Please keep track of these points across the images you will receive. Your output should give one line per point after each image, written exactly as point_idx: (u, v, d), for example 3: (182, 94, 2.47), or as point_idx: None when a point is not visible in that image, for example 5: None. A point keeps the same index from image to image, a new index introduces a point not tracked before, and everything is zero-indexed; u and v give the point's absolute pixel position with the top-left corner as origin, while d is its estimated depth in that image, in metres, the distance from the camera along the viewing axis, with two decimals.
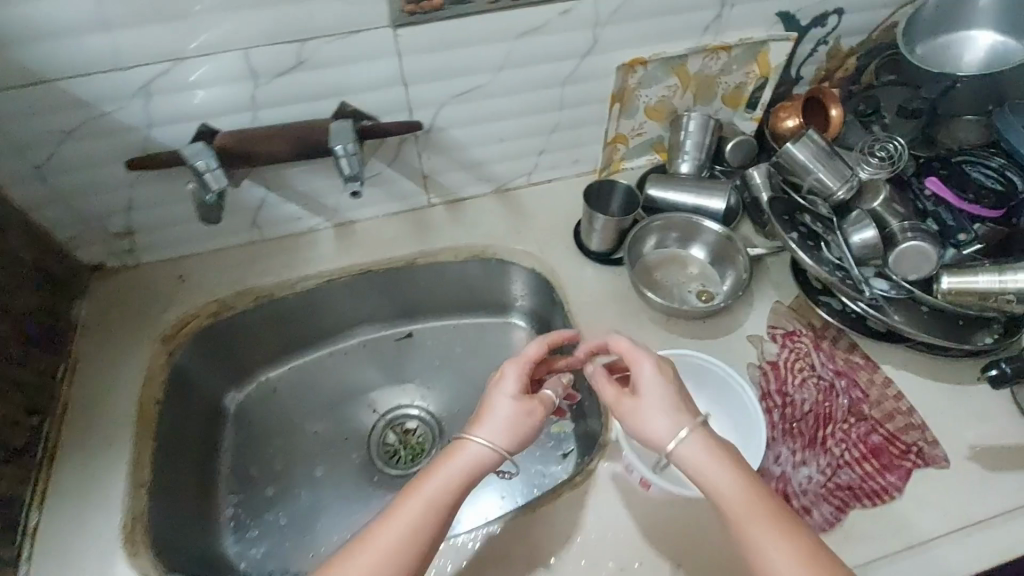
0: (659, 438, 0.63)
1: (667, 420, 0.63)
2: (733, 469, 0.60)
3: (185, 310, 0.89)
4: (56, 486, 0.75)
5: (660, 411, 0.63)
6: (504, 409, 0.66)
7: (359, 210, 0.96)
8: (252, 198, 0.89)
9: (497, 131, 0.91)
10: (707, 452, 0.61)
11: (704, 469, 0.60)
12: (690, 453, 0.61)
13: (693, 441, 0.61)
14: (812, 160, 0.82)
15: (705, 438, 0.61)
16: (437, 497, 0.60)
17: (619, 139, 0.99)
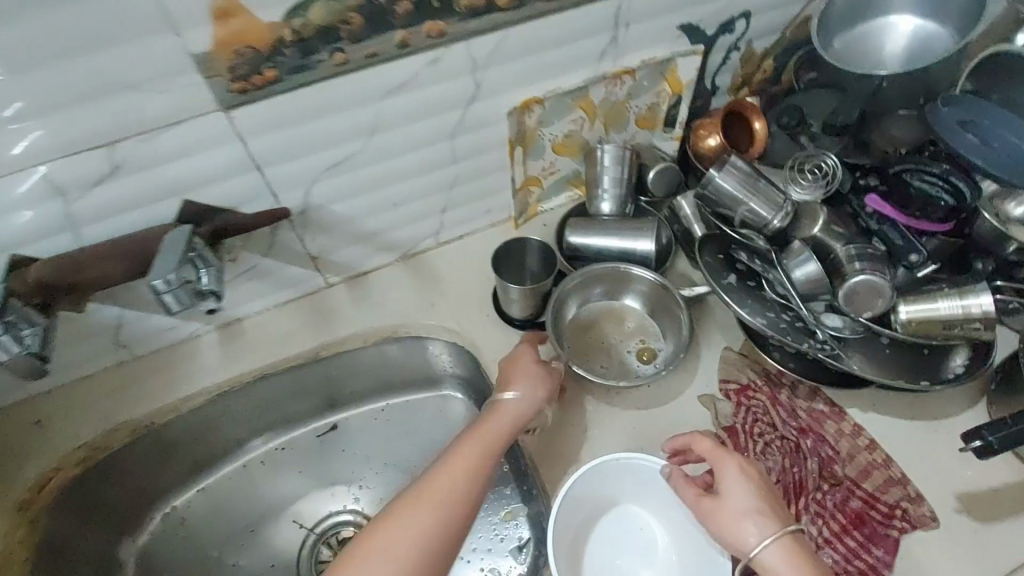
0: (741, 544, 0.55)
1: (755, 525, 0.55)
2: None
3: (47, 464, 0.76)
4: None
5: (752, 515, 0.56)
6: (527, 374, 0.70)
7: (245, 306, 0.83)
8: (107, 320, 0.75)
9: (388, 197, 0.80)
10: (789, 564, 0.53)
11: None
12: (774, 562, 0.53)
13: (777, 549, 0.54)
14: (739, 189, 0.73)
15: (793, 544, 0.54)
16: (478, 463, 0.62)
17: (531, 182, 0.88)
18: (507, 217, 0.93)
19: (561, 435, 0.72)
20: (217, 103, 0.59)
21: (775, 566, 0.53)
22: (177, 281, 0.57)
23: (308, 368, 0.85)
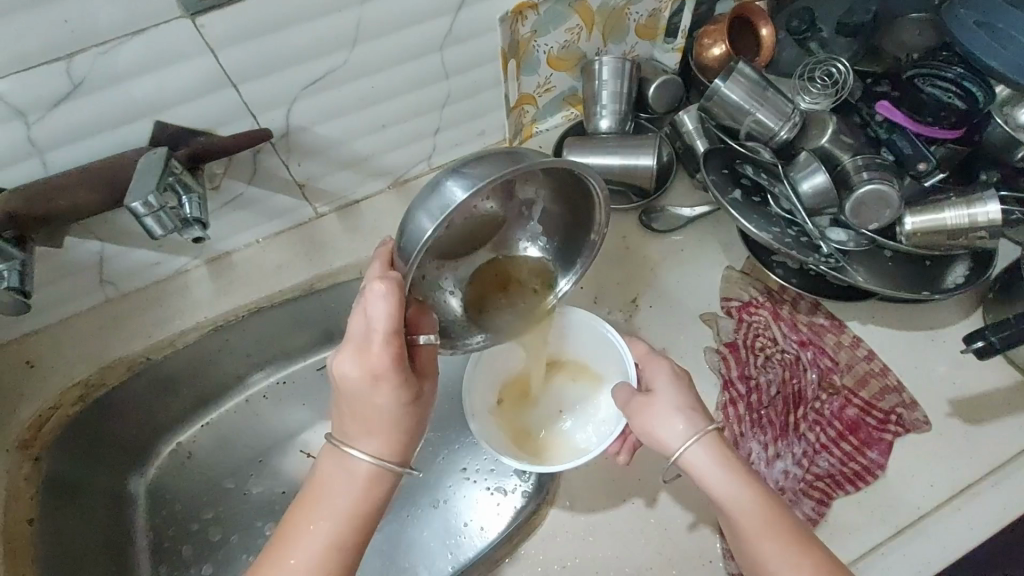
0: (666, 444, 0.58)
1: (680, 424, 0.58)
2: (743, 476, 0.55)
3: (41, 402, 0.73)
4: None
5: (672, 418, 0.58)
6: (384, 411, 0.54)
7: (231, 238, 0.79)
8: (87, 255, 0.71)
9: (376, 119, 0.75)
10: (712, 456, 0.56)
11: (707, 471, 0.56)
12: (695, 456, 0.56)
13: (699, 446, 0.56)
14: (747, 100, 0.69)
15: (713, 441, 0.56)
16: (336, 536, 0.53)
17: (525, 101, 0.84)
18: (501, 139, 0.89)
19: None
20: (181, 9, 0.53)
21: (698, 462, 0.56)
22: (161, 203, 0.54)
23: (303, 300, 0.83)
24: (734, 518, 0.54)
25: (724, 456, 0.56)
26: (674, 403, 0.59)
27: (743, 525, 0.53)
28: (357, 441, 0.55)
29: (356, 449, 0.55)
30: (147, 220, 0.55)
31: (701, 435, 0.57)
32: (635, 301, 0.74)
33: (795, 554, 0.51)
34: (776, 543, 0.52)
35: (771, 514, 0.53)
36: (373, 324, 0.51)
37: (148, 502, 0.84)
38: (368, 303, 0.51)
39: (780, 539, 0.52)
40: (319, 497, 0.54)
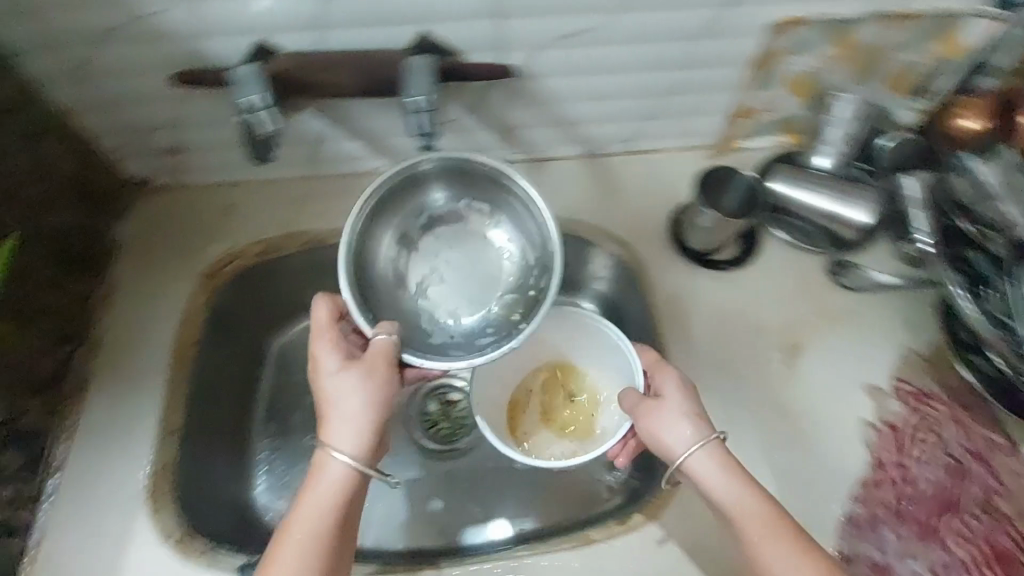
0: (671, 448, 0.60)
1: (689, 428, 0.60)
2: (747, 483, 0.58)
3: (225, 244, 0.79)
4: (86, 424, 0.67)
5: (676, 420, 0.61)
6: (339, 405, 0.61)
7: (427, 156, 0.83)
8: (309, 131, 0.77)
9: (602, 87, 0.76)
10: (720, 461, 0.59)
11: (713, 478, 0.58)
12: (700, 461, 0.59)
13: (703, 453, 0.59)
14: (998, 186, 0.66)
15: (712, 446, 0.59)
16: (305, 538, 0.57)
17: (743, 113, 0.82)
18: (702, 145, 0.87)
19: (710, 375, 0.71)
20: None
21: (699, 467, 0.59)
22: (426, 109, 0.62)
23: None
24: (735, 520, 0.57)
25: (728, 465, 0.59)
26: (654, 405, 0.62)
27: (743, 525, 0.56)
28: (341, 445, 0.60)
29: (337, 451, 0.60)
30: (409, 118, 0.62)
31: (706, 441, 0.59)
32: (798, 347, 0.72)
33: (802, 563, 0.53)
34: (777, 550, 0.53)
35: (769, 518, 0.55)
36: (320, 323, 0.64)
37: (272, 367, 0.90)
38: (323, 359, 0.63)
39: (773, 543, 0.54)
40: (308, 487, 0.60)
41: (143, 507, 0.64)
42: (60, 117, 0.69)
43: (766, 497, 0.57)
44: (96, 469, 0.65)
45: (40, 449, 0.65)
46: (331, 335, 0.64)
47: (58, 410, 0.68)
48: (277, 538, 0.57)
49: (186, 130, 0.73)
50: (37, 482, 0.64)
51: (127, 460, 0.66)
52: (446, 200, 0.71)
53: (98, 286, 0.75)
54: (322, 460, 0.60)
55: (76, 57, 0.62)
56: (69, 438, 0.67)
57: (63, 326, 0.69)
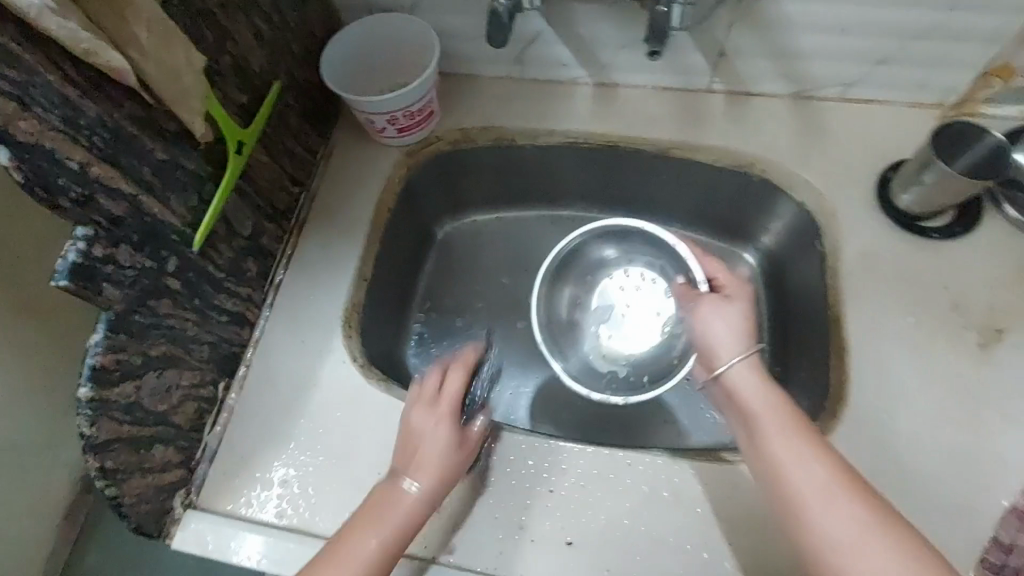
0: (717, 358, 0.60)
1: (732, 334, 0.60)
2: (822, 453, 0.52)
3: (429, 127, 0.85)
4: (300, 255, 0.78)
5: (729, 326, 0.61)
6: (429, 454, 0.60)
7: (629, 73, 0.83)
8: (528, 29, 0.79)
9: (844, 20, 0.70)
10: (760, 379, 0.58)
11: (746, 388, 0.57)
12: (744, 375, 0.58)
13: (744, 365, 0.58)
14: None
15: (759, 366, 0.58)
16: (358, 558, 0.55)
17: (1003, 73, 0.72)
18: (934, 104, 0.78)
19: (890, 341, 0.66)
20: None
21: (727, 305, 0.62)
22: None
23: (654, 159, 0.86)
24: (798, 493, 0.51)
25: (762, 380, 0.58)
26: (714, 338, 0.61)
27: (797, 498, 0.51)
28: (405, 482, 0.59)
29: (409, 483, 0.59)
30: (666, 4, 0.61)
31: (747, 355, 0.59)
32: (1000, 333, 0.65)
33: (862, 529, 0.48)
34: (861, 532, 0.48)
35: (864, 493, 0.50)
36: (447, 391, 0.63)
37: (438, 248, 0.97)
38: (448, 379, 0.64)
39: (870, 536, 0.47)
40: (378, 515, 0.57)
41: (340, 329, 0.73)
42: None
43: (810, 434, 0.53)
44: (308, 292, 0.75)
45: (266, 269, 0.75)
46: (448, 415, 0.62)
47: (283, 239, 0.78)
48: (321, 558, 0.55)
49: (420, 13, 0.79)
50: (262, 294, 0.75)
51: (333, 292, 0.76)
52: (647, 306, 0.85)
53: (321, 145, 0.84)
54: (384, 488, 0.59)
55: None
56: (288, 264, 0.77)
57: (295, 170, 0.79)
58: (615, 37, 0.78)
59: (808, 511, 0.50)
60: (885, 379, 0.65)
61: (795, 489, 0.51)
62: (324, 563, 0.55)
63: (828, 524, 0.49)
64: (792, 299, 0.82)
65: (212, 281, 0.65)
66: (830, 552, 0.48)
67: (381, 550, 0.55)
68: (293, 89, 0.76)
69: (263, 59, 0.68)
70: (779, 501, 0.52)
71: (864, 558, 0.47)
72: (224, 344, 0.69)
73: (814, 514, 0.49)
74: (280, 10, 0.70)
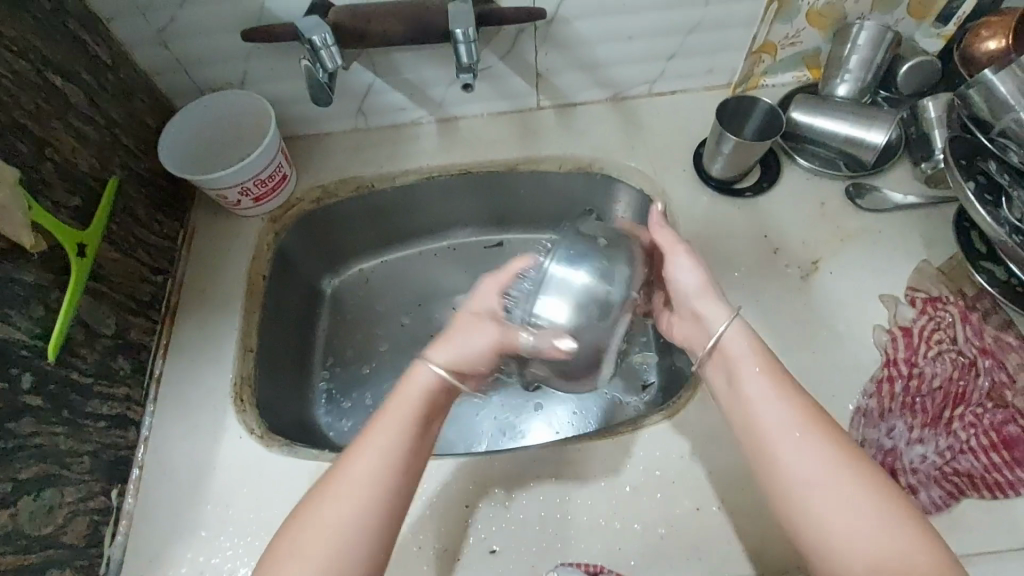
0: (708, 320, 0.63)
1: (715, 303, 0.64)
2: (794, 402, 0.56)
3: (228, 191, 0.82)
4: (176, 342, 0.77)
5: (696, 278, 0.65)
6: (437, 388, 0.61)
7: (464, 105, 0.90)
8: (360, 82, 0.85)
9: (628, 28, 0.81)
10: (749, 344, 0.60)
11: (738, 351, 0.60)
12: (737, 341, 0.60)
13: (734, 329, 0.61)
14: (1016, 95, 0.69)
15: (751, 333, 0.61)
16: (358, 481, 0.55)
17: (766, 49, 0.85)
18: (725, 84, 0.91)
19: (735, 291, 0.75)
20: None
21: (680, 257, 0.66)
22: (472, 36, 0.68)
23: (508, 176, 0.92)
24: (768, 436, 0.55)
25: (755, 345, 0.60)
26: (693, 288, 0.65)
27: (770, 439, 0.55)
28: (433, 357, 0.61)
29: (432, 364, 0.61)
30: (454, 46, 0.69)
31: (733, 320, 0.62)
32: (816, 264, 0.76)
33: (832, 466, 0.53)
34: (829, 470, 0.53)
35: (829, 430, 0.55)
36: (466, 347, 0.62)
37: (329, 304, 0.98)
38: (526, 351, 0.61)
39: (836, 472, 0.52)
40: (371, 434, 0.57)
41: (231, 405, 0.73)
42: (143, 78, 0.79)
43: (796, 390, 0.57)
44: (192, 375, 0.75)
45: (142, 363, 0.74)
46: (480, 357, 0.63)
47: (155, 330, 0.77)
48: (321, 485, 0.56)
49: (252, 86, 0.83)
50: (143, 389, 0.74)
51: (218, 368, 0.75)
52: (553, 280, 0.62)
53: (180, 229, 0.84)
54: (412, 372, 0.61)
55: (159, 19, 0.73)
56: (165, 353, 0.76)
57: (155, 260, 0.79)
58: (441, 77, 0.85)
59: (767, 455, 0.55)
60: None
61: (764, 430, 0.56)
62: (347, 456, 0.56)
63: (801, 467, 0.53)
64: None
65: (78, 389, 0.65)
66: (798, 487, 0.53)
67: (391, 464, 0.56)
68: (134, 182, 0.77)
69: (92, 159, 0.70)
70: (749, 442, 0.57)
71: (818, 493, 0.52)
72: (107, 450, 0.68)
73: (782, 453, 0.54)
74: (101, 108, 0.71)
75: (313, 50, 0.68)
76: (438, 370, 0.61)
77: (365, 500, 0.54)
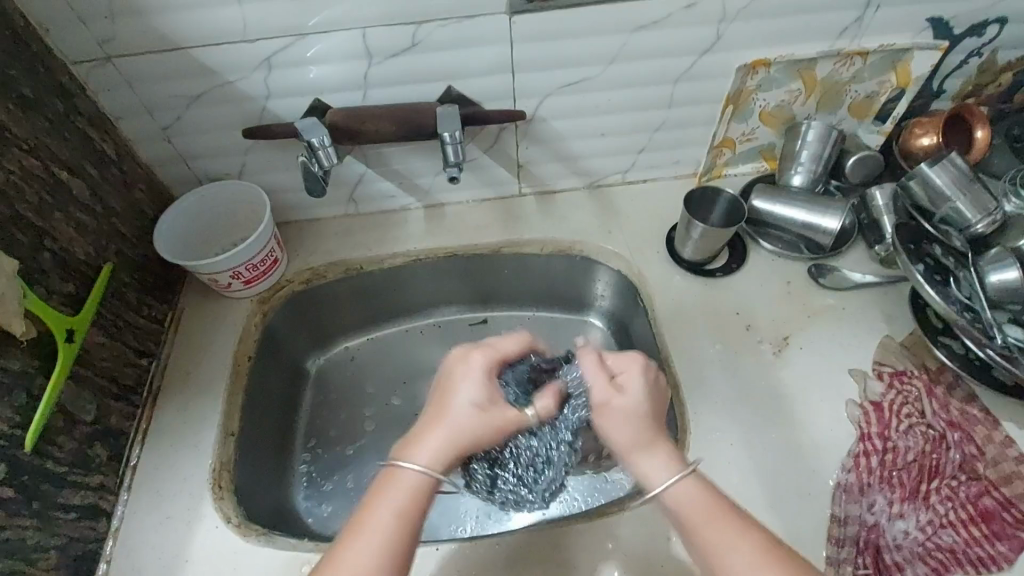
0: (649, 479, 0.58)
1: (660, 459, 0.58)
2: (746, 540, 0.53)
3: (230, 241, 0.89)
4: (158, 426, 0.76)
5: (631, 415, 0.59)
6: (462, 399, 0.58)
7: (450, 192, 0.96)
8: (352, 172, 0.90)
9: (600, 125, 0.89)
10: (699, 495, 0.56)
11: (688, 512, 0.56)
12: (686, 493, 0.56)
13: (683, 482, 0.56)
14: (950, 186, 0.78)
15: (701, 479, 0.57)
16: (364, 564, 0.50)
17: (726, 144, 0.94)
18: (691, 173, 0.99)
19: (711, 367, 0.78)
20: (506, 7, 0.72)
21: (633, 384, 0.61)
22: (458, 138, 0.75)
23: (490, 257, 0.96)
24: None
25: (708, 495, 0.56)
26: (633, 438, 0.59)
27: None
28: (415, 454, 0.56)
29: (408, 461, 0.55)
30: (442, 147, 0.75)
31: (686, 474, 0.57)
32: (786, 340, 0.79)
33: None
34: None
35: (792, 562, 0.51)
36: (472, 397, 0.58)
37: (313, 383, 0.97)
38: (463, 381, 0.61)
39: None
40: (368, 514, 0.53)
41: (209, 493, 0.71)
42: (145, 169, 0.84)
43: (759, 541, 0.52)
44: (169, 461, 0.73)
45: (120, 449, 0.73)
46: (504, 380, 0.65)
47: (136, 414, 0.76)
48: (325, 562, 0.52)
49: (250, 176, 0.88)
50: (118, 477, 0.71)
51: (198, 453, 0.74)
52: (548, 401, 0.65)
53: (169, 312, 0.86)
54: (392, 473, 0.56)
55: (166, 118, 0.78)
56: (144, 438, 0.75)
57: (141, 342, 0.79)
58: (429, 167, 0.91)
59: None
60: (712, 400, 0.75)
61: None
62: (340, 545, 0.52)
63: None
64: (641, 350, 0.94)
65: (52, 479, 0.63)
66: None
67: (386, 544, 0.51)
68: (127, 267, 0.78)
69: (89, 247, 0.72)
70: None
71: None
72: (75, 544, 0.65)
73: None
74: (102, 199, 0.75)
75: (312, 149, 0.74)
76: (419, 469, 0.55)
77: (371, 573, 0.50)
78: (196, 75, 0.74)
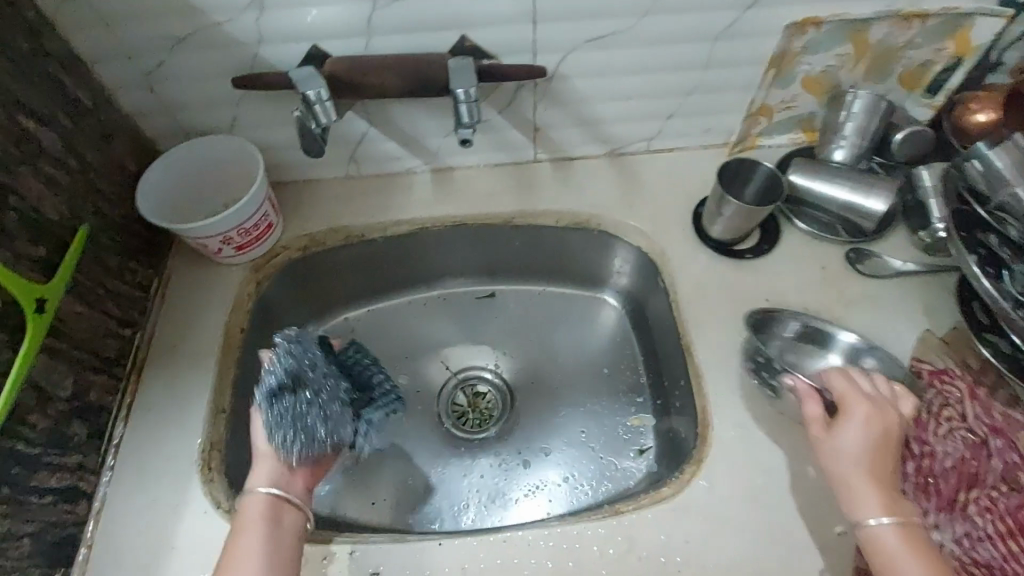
0: (857, 510, 0.58)
1: (878, 493, 0.58)
2: None
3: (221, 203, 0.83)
4: (142, 402, 0.71)
5: (858, 437, 0.60)
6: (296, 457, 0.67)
7: (459, 156, 0.88)
8: (354, 131, 0.83)
9: (626, 88, 0.81)
10: (901, 540, 0.56)
11: (892, 556, 0.55)
12: (890, 535, 0.56)
13: (892, 525, 0.56)
14: (1010, 170, 0.71)
15: (914, 529, 0.56)
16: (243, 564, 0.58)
17: (762, 112, 0.86)
18: (722, 143, 0.91)
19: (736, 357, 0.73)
20: None
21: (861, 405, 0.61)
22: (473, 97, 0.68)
23: (501, 229, 0.90)
24: None
25: (914, 541, 0.56)
26: (851, 460, 0.59)
27: None
28: (257, 483, 0.65)
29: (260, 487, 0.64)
30: (455, 106, 0.68)
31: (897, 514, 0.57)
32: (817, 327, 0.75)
33: None
34: None
35: None
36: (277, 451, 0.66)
37: None
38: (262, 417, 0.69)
39: None
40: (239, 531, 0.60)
41: (196, 476, 0.66)
42: (126, 119, 0.76)
43: None
44: (154, 441, 0.68)
45: (101, 427, 0.68)
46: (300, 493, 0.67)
47: (119, 389, 0.71)
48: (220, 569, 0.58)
49: (243, 131, 0.80)
50: (99, 456, 0.67)
51: (184, 434, 0.69)
52: (836, 354, 0.74)
53: (155, 278, 0.80)
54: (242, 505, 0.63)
55: (148, 64, 0.71)
56: (127, 414, 0.70)
57: (125, 312, 0.74)
58: (437, 127, 0.83)
59: None
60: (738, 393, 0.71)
61: None
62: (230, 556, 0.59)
63: None
64: (660, 332, 0.89)
65: (24, 463, 0.58)
66: None
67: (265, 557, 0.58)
68: (107, 230, 0.72)
69: (62, 207, 0.65)
70: None
71: None
72: (50, 530, 0.61)
73: None
74: (78, 154, 0.67)
75: (306, 106, 0.67)
76: (268, 491, 0.64)
77: None
78: (180, 14, 0.66)
